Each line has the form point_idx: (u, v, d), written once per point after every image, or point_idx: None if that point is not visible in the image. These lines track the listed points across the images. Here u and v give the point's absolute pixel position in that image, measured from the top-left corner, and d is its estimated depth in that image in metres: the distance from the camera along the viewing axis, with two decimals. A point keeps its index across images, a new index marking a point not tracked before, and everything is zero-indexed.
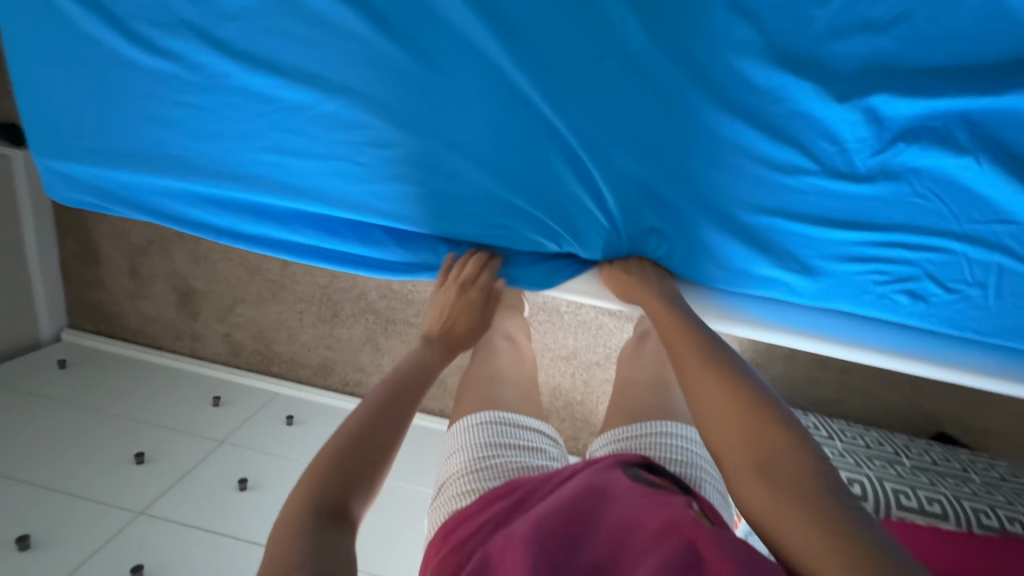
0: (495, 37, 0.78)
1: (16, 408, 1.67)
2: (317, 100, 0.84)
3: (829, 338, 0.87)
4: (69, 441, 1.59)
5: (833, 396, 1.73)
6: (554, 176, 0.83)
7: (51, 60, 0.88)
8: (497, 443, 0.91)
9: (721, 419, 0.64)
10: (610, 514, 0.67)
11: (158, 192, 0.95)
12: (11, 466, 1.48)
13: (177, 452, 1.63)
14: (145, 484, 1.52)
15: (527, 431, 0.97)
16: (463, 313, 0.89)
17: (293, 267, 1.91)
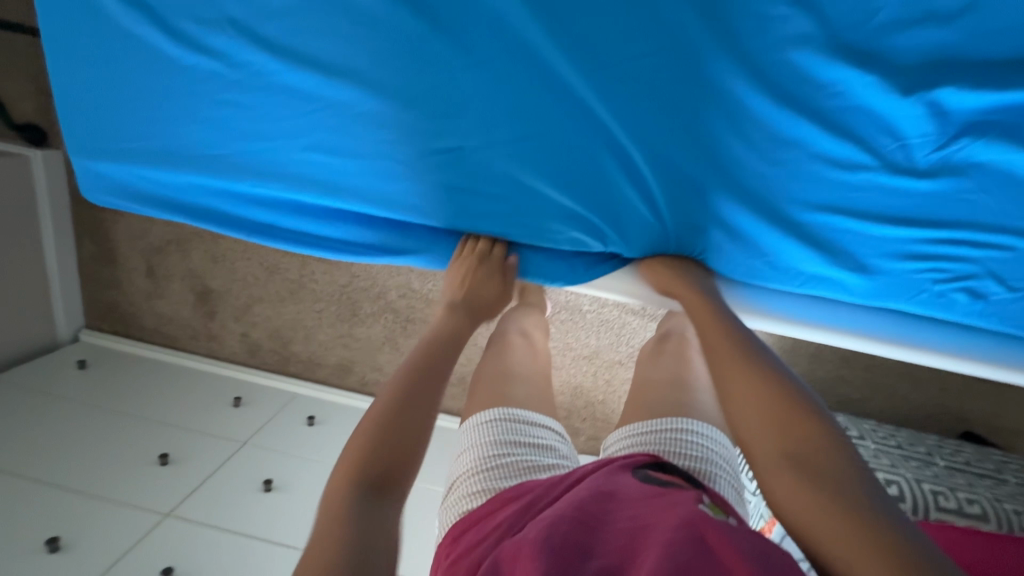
0: (542, 33, 0.76)
1: (39, 408, 1.67)
2: (358, 96, 0.83)
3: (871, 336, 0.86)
4: (92, 441, 1.59)
5: (858, 395, 1.71)
6: (599, 170, 0.81)
7: (86, 59, 0.87)
8: (507, 441, 0.88)
9: (756, 412, 0.65)
10: (622, 520, 0.64)
11: (198, 191, 0.95)
12: (36, 467, 1.48)
13: (199, 453, 1.63)
14: (170, 485, 1.51)
15: (539, 427, 0.93)
16: (486, 281, 0.90)
17: (312, 266, 1.89)
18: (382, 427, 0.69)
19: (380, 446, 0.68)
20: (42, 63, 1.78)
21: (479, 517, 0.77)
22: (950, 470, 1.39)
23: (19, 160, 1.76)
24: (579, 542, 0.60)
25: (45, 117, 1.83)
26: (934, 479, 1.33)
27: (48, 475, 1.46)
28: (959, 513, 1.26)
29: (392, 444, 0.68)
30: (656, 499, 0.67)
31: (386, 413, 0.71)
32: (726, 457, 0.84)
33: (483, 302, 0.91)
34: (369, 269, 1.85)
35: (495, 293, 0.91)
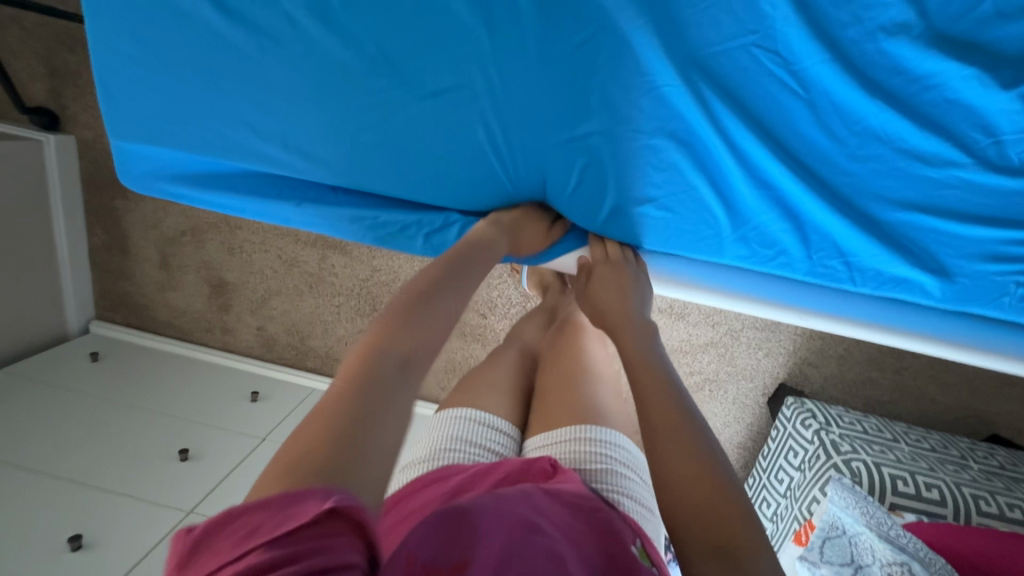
0: (617, 22, 0.72)
1: (51, 400, 1.62)
2: (417, 79, 0.80)
3: (870, 324, 0.86)
4: (108, 435, 1.54)
5: (886, 397, 1.69)
6: (652, 156, 0.80)
7: (126, 39, 0.83)
8: (459, 437, 0.81)
9: (699, 482, 0.55)
10: (559, 516, 0.60)
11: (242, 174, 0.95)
12: (51, 462, 1.43)
13: (220, 449, 1.59)
14: (191, 482, 1.47)
15: (498, 435, 0.84)
16: (530, 222, 0.88)
17: (332, 259, 1.85)
18: (418, 312, 0.59)
19: (412, 326, 0.57)
20: (55, 44, 1.72)
21: (399, 500, 0.73)
22: (986, 474, 1.37)
23: (29, 145, 1.70)
24: (522, 517, 0.57)
25: (57, 102, 1.77)
26: (973, 483, 1.31)
27: (64, 470, 1.42)
28: (1001, 518, 1.24)
29: (427, 331, 0.58)
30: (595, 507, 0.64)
31: (420, 303, 0.60)
32: (635, 472, 0.79)
33: (520, 238, 0.85)
34: (391, 262, 1.81)
35: (529, 237, 0.87)
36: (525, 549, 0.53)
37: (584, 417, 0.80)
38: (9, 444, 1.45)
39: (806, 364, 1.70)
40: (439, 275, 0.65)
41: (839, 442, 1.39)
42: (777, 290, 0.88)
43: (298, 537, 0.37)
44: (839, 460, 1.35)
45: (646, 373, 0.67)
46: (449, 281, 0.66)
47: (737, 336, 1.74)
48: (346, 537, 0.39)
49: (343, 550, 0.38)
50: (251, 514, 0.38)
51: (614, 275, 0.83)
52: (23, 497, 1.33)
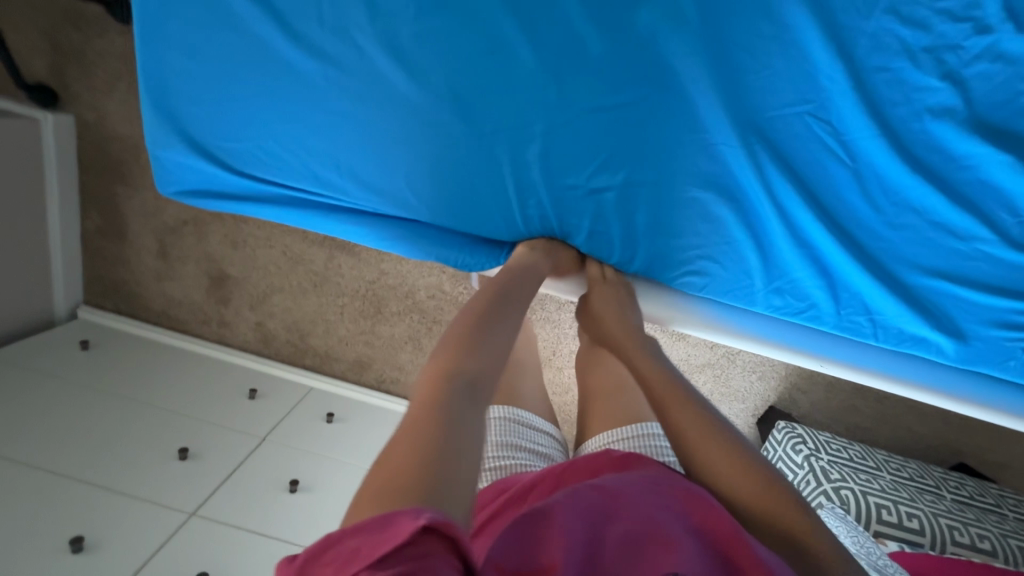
0: (683, 81, 0.75)
1: (40, 390, 1.56)
2: (483, 114, 0.81)
3: (890, 377, 0.90)
4: (99, 432, 1.49)
5: (866, 423, 1.78)
6: (704, 209, 0.82)
7: (182, 46, 0.81)
8: (510, 443, 0.90)
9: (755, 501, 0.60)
10: (646, 491, 0.61)
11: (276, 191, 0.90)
12: (45, 457, 1.38)
13: (217, 449, 1.56)
14: (189, 482, 1.45)
15: (538, 432, 0.96)
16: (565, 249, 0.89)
17: (339, 259, 1.84)
18: (472, 344, 0.61)
19: (467, 358, 0.58)
20: (60, 20, 1.66)
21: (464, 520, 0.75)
22: (958, 504, 1.47)
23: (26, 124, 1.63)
24: (605, 505, 0.57)
25: (59, 80, 1.71)
26: (949, 513, 1.40)
27: (56, 465, 1.37)
28: (971, 548, 1.33)
29: (483, 364, 0.58)
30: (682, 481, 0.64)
31: (477, 336, 0.62)
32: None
33: (558, 264, 0.88)
34: (399, 267, 1.81)
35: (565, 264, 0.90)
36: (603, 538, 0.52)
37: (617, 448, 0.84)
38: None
39: (796, 389, 1.78)
40: (484, 310, 0.67)
41: (829, 470, 1.47)
42: (802, 340, 0.92)
43: (395, 559, 0.37)
44: (829, 488, 1.43)
45: (682, 411, 0.67)
46: (499, 316, 0.67)
47: (732, 358, 1.82)
48: (439, 557, 0.38)
49: (440, 569, 0.37)
50: (346, 541, 0.39)
51: (622, 287, 0.88)
52: (13, 492, 1.29)
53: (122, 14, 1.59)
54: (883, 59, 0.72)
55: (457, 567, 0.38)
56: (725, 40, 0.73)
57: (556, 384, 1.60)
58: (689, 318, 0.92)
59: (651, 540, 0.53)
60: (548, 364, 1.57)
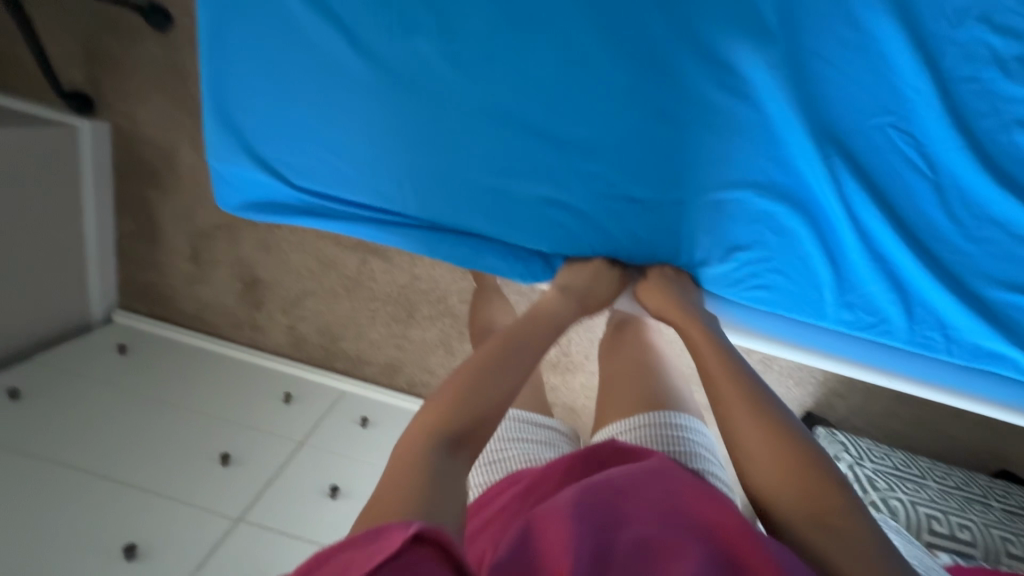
0: (761, 92, 0.74)
1: (83, 396, 1.57)
2: (549, 126, 0.80)
3: (970, 395, 0.86)
4: (143, 437, 1.50)
5: (903, 429, 1.75)
6: (774, 221, 0.81)
7: (247, 60, 0.80)
8: (512, 436, 0.91)
9: (810, 506, 0.61)
10: (648, 494, 0.63)
11: (330, 203, 0.88)
12: (97, 462, 1.41)
13: (258, 451, 1.58)
14: (233, 486, 1.47)
15: (544, 428, 0.96)
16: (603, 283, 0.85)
17: (372, 263, 1.82)
18: (466, 396, 0.64)
19: (464, 408, 0.63)
20: (95, 27, 1.65)
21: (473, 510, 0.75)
22: (1008, 515, 1.43)
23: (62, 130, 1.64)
24: (610, 511, 0.59)
25: (95, 85, 1.70)
26: (1000, 524, 1.37)
27: (107, 470, 1.40)
28: None
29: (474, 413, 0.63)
30: (684, 481, 0.67)
31: (470, 386, 0.65)
32: (713, 454, 0.80)
33: (588, 300, 0.83)
34: (432, 271, 1.79)
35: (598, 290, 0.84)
36: (613, 547, 0.55)
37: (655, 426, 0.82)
38: (52, 445, 1.42)
39: (835, 395, 1.75)
40: (499, 350, 0.72)
41: (874, 478, 1.45)
42: (873, 355, 0.88)
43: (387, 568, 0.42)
44: (876, 497, 1.41)
45: (738, 402, 0.70)
46: (512, 349, 0.72)
47: (770, 363, 1.78)
48: (429, 562, 0.43)
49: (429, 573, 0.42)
50: (338, 556, 0.43)
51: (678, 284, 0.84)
52: (69, 501, 1.31)
53: (157, 20, 1.58)
54: (971, 69, 0.70)
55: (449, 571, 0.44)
56: (804, 50, 0.71)
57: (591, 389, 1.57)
58: (749, 332, 0.90)
59: (660, 547, 0.55)
60: (582, 368, 1.55)
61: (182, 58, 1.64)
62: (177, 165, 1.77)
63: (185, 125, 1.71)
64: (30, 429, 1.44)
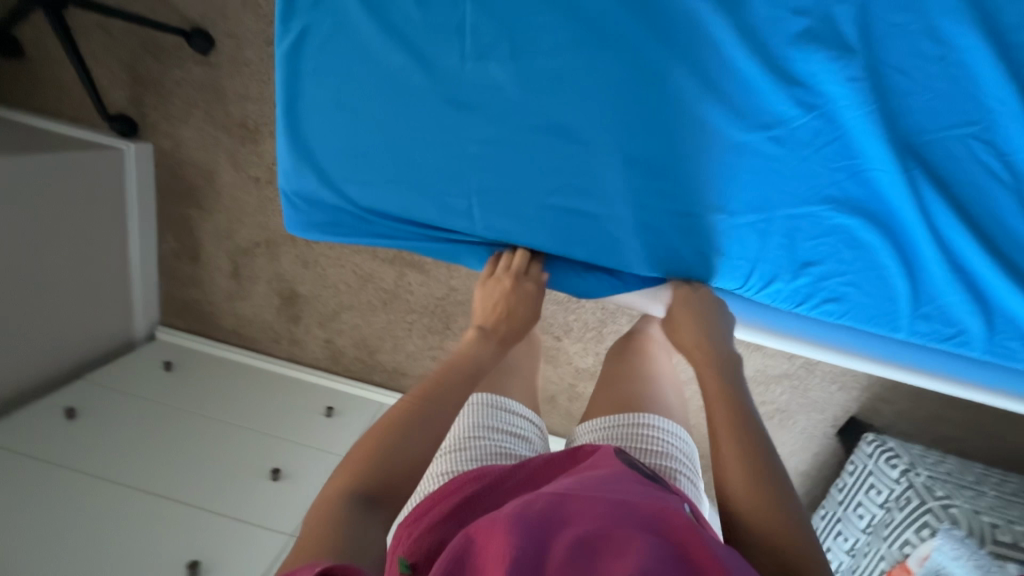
0: (840, 105, 0.73)
1: (123, 414, 1.53)
2: (618, 143, 0.80)
3: None
4: (193, 455, 1.48)
5: (952, 433, 1.66)
6: (847, 233, 0.80)
7: (323, 88, 0.81)
8: (484, 426, 0.88)
9: (766, 531, 0.63)
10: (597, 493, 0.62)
11: (398, 223, 0.90)
12: (150, 479, 1.39)
13: (286, 458, 1.56)
14: (267, 498, 1.44)
15: (520, 418, 0.93)
16: (523, 304, 0.86)
17: (410, 276, 1.72)
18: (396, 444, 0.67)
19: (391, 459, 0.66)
20: (139, 51, 1.59)
21: (437, 496, 0.76)
22: None
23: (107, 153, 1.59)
24: (554, 513, 0.58)
25: (137, 108, 1.64)
26: None
27: (171, 490, 1.38)
28: None
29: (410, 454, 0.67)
30: (640, 490, 0.66)
31: (404, 431, 0.68)
32: (685, 458, 0.87)
33: (506, 337, 0.86)
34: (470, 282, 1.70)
35: (518, 320, 0.87)
36: (554, 545, 0.53)
37: (641, 425, 0.87)
38: (104, 464, 1.38)
39: (880, 401, 1.64)
40: (438, 394, 0.74)
41: (933, 486, 1.34)
42: (949, 364, 0.88)
43: None
44: (936, 505, 1.28)
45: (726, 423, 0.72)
46: (434, 401, 0.73)
47: (811, 368, 1.69)
48: None
49: None
50: None
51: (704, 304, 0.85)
52: (127, 518, 1.30)
53: (199, 45, 1.51)
54: None
55: None
56: (884, 62, 0.70)
57: None
58: (807, 342, 0.90)
59: (605, 541, 0.54)
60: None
61: (223, 81, 1.57)
62: (217, 185, 1.69)
63: (226, 145, 1.63)
64: (92, 451, 1.41)
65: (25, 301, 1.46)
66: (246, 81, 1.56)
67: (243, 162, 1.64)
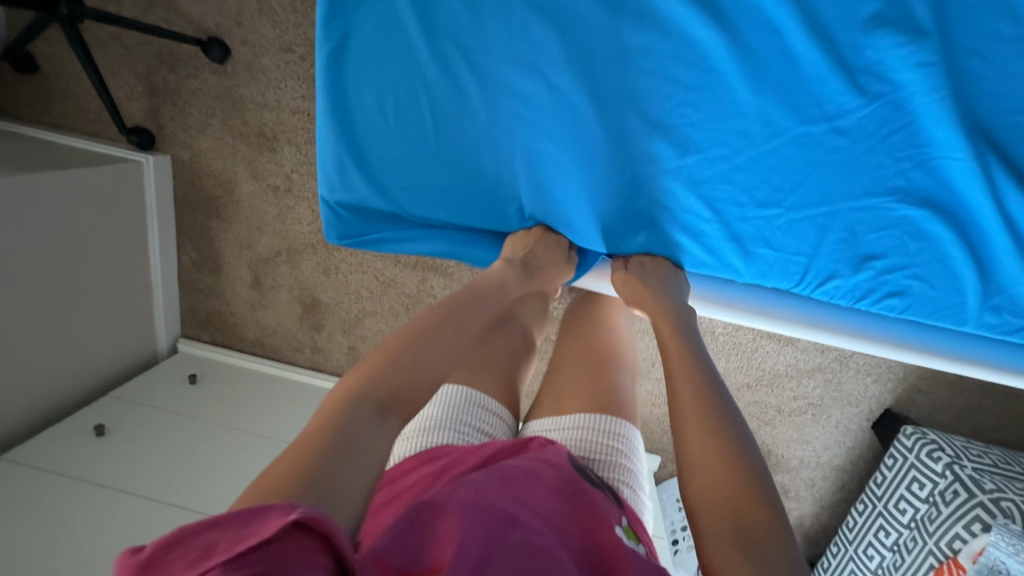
0: (910, 92, 0.70)
1: (141, 426, 1.47)
2: (669, 138, 0.78)
3: None
4: (205, 465, 1.39)
5: (995, 424, 1.54)
6: (911, 225, 0.77)
7: (369, 94, 0.81)
8: (453, 420, 0.85)
9: (722, 499, 0.60)
10: (543, 499, 0.65)
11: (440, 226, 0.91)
12: (160, 488, 1.30)
13: (246, 455, 1.44)
14: (231, 491, 1.33)
15: (491, 417, 0.89)
16: (550, 247, 0.88)
17: (433, 279, 1.65)
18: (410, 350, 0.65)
19: (404, 365, 0.64)
20: (155, 62, 1.57)
21: (388, 480, 0.77)
22: None
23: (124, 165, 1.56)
24: (504, 511, 0.59)
25: (154, 120, 1.62)
26: None
27: (187, 500, 1.29)
28: None
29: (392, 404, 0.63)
30: (582, 500, 0.68)
31: (412, 345, 0.66)
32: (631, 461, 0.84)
33: (534, 263, 0.86)
34: None
35: (549, 258, 0.88)
36: (504, 543, 0.54)
37: (591, 425, 0.84)
38: (127, 473, 1.32)
39: (916, 391, 1.53)
40: (446, 308, 0.74)
41: (980, 478, 1.21)
42: (1006, 352, 0.85)
43: (252, 558, 0.39)
44: (987, 499, 1.17)
45: (690, 404, 0.68)
46: (446, 323, 0.71)
47: (845, 360, 1.59)
48: (303, 551, 0.41)
49: (301, 564, 0.40)
50: (203, 534, 0.40)
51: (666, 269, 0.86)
52: (131, 529, 1.20)
53: (216, 53, 1.48)
54: None
55: (325, 563, 0.41)
56: (955, 45, 0.67)
57: (659, 393, 1.52)
58: (854, 335, 0.88)
59: (547, 550, 0.56)
60: (648, 376, 1.51)
61: (240, 90, 1.55)
62: (236, 195, 1.66)
63: (244, 154, 1.61)
64: (109, 465, 1.34)
65: (25, 311, 1.36)
66: (263, 88, 1.53)
67: (261, 170, 1.61)
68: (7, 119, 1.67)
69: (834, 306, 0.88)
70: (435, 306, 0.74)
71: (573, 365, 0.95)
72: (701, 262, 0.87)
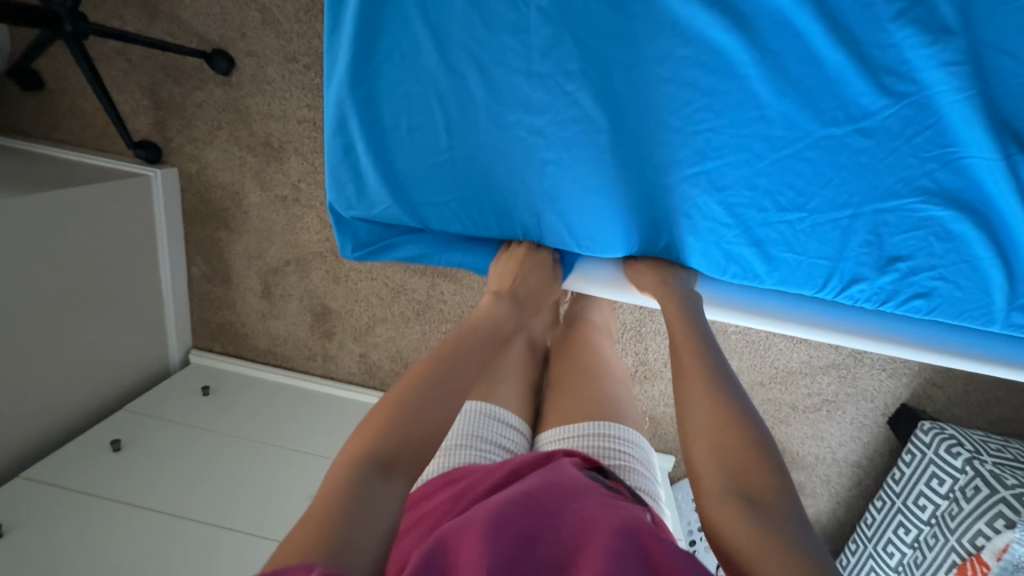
0: (936, 91, 0.68)
1: (157, 439, 1.48)
2: (689, 146, 0.77)
3: None
4: (223, 478, 1.38)
5: (1013, 417, 1.52)
6: (938, 225, 0.76)
7: (386, 109, 0.82)
8: (473, 435, 0.88)
9: (732, 463, 0.61)
10: (564, 506, 0.64)
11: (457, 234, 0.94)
12: (173, 500, 1.30)
13: (262, 465, 1.44)
14: (251, 501, 1.33)
15: (508, 428, 0.93)
16: (533, 272, 0.91)
17: (442, 284, 1.64)
18: (412, 404, 0.65)
19: (405, 417, 0.63)
20: (161, 75, 1.57)
21: (413, 504, 0.79)
22: None
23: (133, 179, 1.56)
24: (526, 527, 0.60)
25: (161, 133, 1.62)
26: None
27: (202, 512, 1.28)
28: None
29: (414, 435, 0.63)
30: (605, 499, 0.67)
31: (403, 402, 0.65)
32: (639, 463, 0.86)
33: (529, 292, 0.90)
34: None
35: (539, 287, 0.92)
36: (528, 559, 0.55)
37: (595, 426, 0.86)
38: (144, 487, 1.33)
39: (933, 386, 1.51)
40: (442, 359, 0.73)
41: (1003, 474, 1.18)
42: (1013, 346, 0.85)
43: None
44: (1010, 496, 1.14)
45: (692, 375, 0.72)
46: (447, 369, 0.71)
47: (859, 355, 1.58)
48: None
49: None
50: None
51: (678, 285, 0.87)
52: (150, 545, 1.20)
53: (221, 65, 1.48)
54: None
55: None
56: (984, 43, 0.66)
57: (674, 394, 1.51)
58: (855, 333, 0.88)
59: (571, 558, 0.56)
60: (661, 377, 1.50)
61: (246, 101, 1.54)
62: (245, 206, 1.66)
63: (251, 164, 1.60)
64: (126, 481, 1.33)
65: (41, 328, 1.36)
66: (268, 99, 1.53)
67: (268, 180, 1.61)
68: (15, 134, 1.67)
69: (834, 305, 0.89)
70: (434, 353, 0.74)
71: (587, 375, 0.95)
72: (717, 270, 0.88)
